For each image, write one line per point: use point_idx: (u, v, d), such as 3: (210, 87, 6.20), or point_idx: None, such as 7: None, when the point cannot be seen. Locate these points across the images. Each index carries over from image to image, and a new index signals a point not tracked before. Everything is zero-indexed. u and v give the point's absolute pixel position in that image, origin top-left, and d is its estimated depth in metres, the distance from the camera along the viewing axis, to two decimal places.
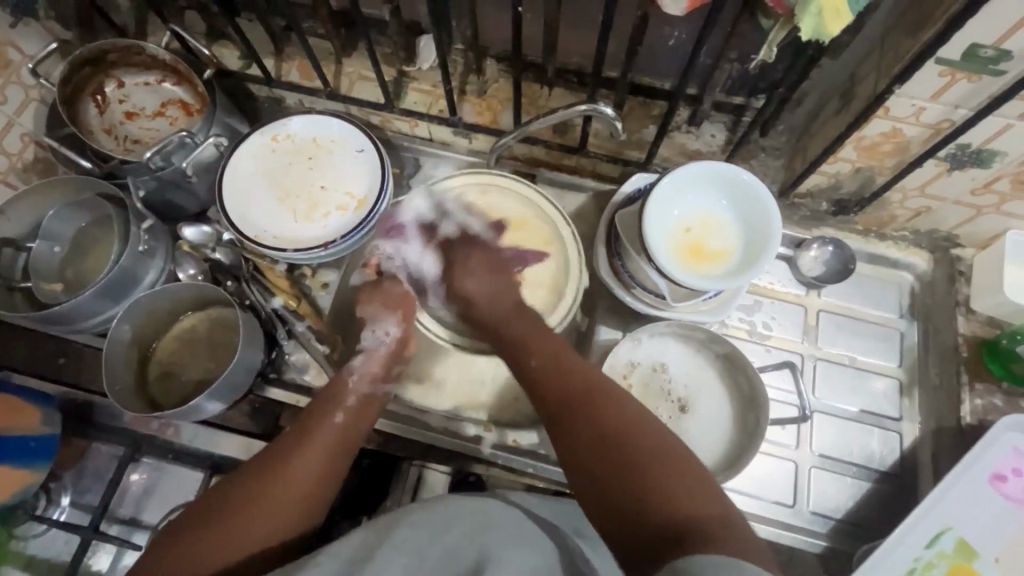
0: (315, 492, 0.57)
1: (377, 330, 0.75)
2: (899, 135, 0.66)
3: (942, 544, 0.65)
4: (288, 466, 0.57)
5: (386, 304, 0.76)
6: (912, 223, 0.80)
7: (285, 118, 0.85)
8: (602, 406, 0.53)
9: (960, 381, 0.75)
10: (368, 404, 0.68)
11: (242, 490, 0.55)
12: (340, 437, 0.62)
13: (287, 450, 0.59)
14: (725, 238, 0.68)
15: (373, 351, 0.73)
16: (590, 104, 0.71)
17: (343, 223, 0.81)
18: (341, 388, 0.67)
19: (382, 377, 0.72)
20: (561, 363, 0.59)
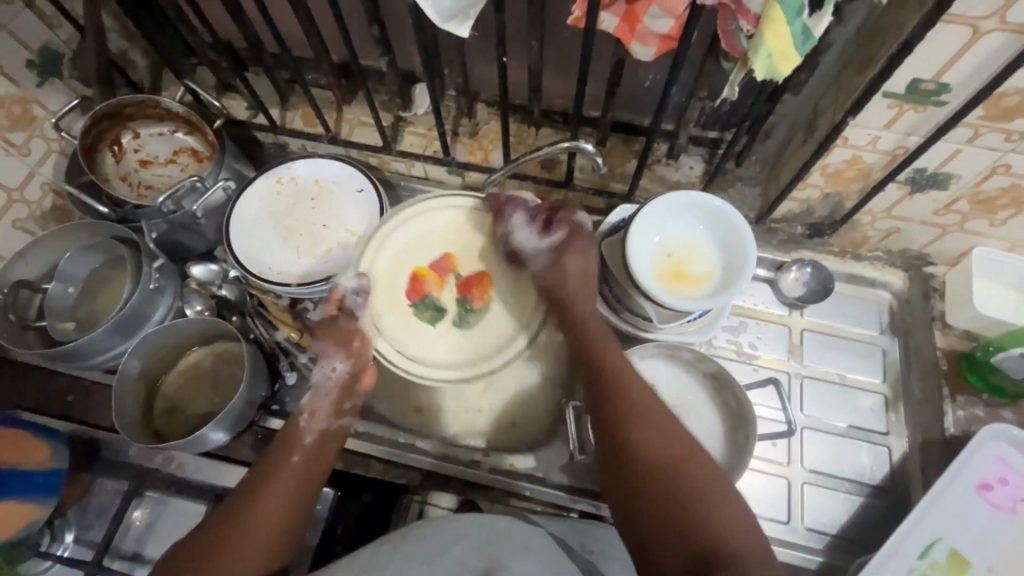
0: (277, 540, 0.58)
1: (324, 365, 0.70)
2: (860, 162, 0.71)
3: (934, 555, 0.66)
4: (245, 521, 0.57)
5: (336, 340, 0.71)
6: (884, 243, 0.84)
7: (289, 163, 0.90)
8: (658, 431, 0.56)
9: (942, 394, 0.79)
10: (329, 437, 0.66)
11: (204, 548, 0.56)
12: (302, 478, 0.62)
13: (248, 500, 0.59)
14: (705, 262, 0.72)
15: (322, 385, 0.69)
16: (572, 141, 0.76)
17: (343, 258, 0.86)
18: (296, 425, 0.65)
19: (336, 412, 0.68)
20: (618, 375, 0.63)
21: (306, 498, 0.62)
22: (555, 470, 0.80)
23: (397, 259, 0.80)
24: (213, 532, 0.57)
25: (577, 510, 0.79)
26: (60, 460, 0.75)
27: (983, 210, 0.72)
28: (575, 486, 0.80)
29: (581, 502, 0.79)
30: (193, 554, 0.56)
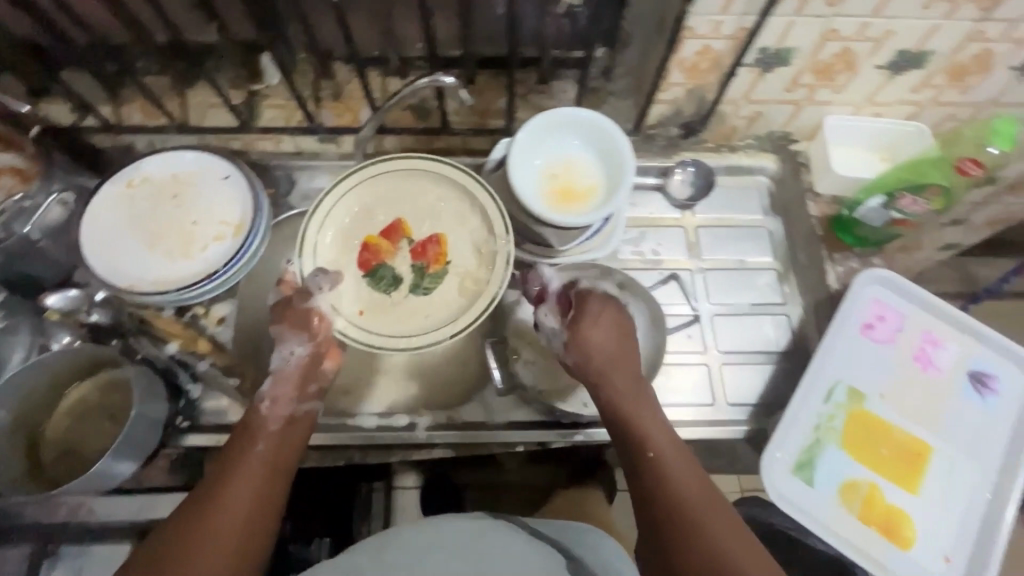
0: (255, 518, 0.53)
1: (282, 350, 0.65)
2: (710, 51, 0.73)
3: (837, 396, 0.72)
4: (214, 504, 0.52)
5: (293, 323, 0.65)
6: (752, 130, 0.89)
7: (136, 162, 0.82)
8: (701, 540, 0.52)
9: (821, 255, 0.86)
10: (298, 422, 0.62)
11: (177, 538, 0.50)
12: (276, 459, 0.58)
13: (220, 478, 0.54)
14: (589, 176, 0.73)
15: (283, 372, 0.64)
16: (430, 77, 0.73)
17: (222, 253, 0.80)
18: (256, 413, 0.61)
19: (301, 397, 0.64)
20: (652, 456, 0.57)
21: (279, 481, 0.57)
22: (493, 412, 0.80)
23: (353, 233, 0.74)
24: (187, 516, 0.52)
25: (521, 445, 0.79)
26: None
27: (824, 78, 0.78)
28: (513, 422, 0.79)
29: (523, 436, 0.78)
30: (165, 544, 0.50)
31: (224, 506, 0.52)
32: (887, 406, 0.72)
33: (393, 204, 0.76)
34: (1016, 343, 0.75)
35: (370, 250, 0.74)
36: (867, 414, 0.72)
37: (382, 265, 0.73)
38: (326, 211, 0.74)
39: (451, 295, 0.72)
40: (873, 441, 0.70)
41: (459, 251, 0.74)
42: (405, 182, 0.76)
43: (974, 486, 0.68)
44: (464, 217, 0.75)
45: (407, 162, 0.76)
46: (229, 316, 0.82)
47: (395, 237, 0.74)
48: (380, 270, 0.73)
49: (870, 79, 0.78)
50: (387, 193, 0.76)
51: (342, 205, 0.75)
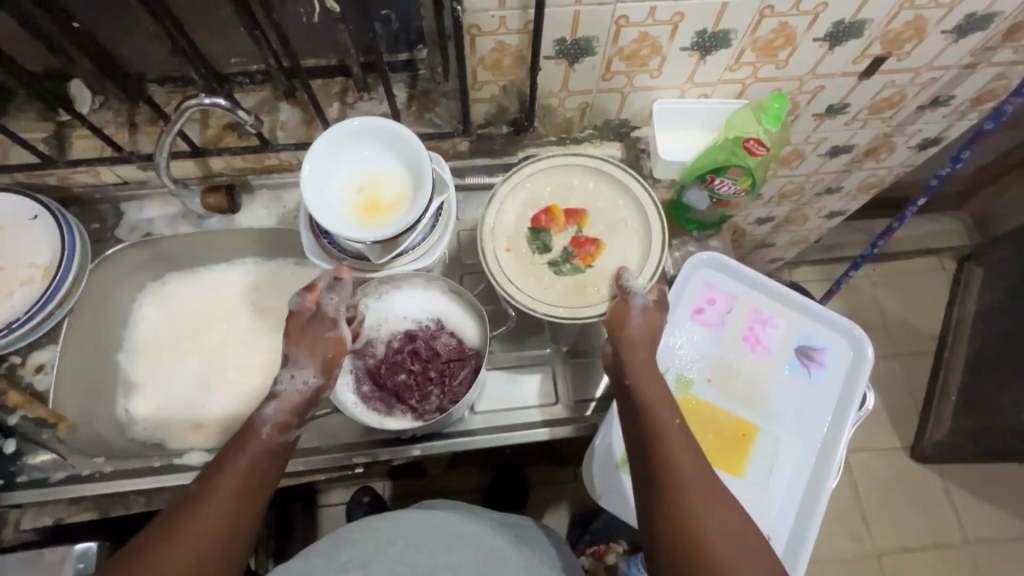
0: (228, 533, 0.56)
1: (295, 374, 0.67)
2: (506, 47, 0.71)
3: (665, 385, 0.72)
4: (191, 514, 0.55)
5: (311, 345, 0.68)
6: (587, 120, 0.88)
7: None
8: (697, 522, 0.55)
9: (660, 241, 0.85)
10: (278, 449, 0.63)
11: (149, 544, 0.53)
12: (254, 475, 0.60)
13: (204, 489, 0.57)
14: (394, 187, 0.71)
15: (287, 397, 0.66)
16: (198, 99, 0.69)
17: (29, 298, 0.76)
18: (252, 429, 0.62)
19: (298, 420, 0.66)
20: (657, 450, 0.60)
21: (254, 503, 0.59)
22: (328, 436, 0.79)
23: (522, 211, 0.79)
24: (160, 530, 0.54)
25: (357, 463, 0.76)
26: None
27: (636, 64, 0.76)
28: (349, 443, 0.78)
29: (357, 455, 0.76)
30: (153, 546, 0.53)
31: (197, 520, 0.55)
32: (712, 390, 0.72)
33: (569, 191, 0.79)
34: (843, 317, 0.75)
35: (548, 218, 0.78)
36: (695, 400, 0.72)
37: (545, 232, 0.77)
38: (503, 196, 0.78)
39: (628, 255, 0.75)
40: (698, 427, 0.70)
41: (610, 220, 0.78)
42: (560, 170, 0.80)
43: (797, 461, 0.70)
44: (623, 219, 0.77)
45: (582, 159, 0.79)
46: (48, 362, 0.78)
47: (570, 220, 0.78)
48: (538, 235, 0.77)
49: (680, 61, 0.77)
50: (373, 187, 0.71)
51: (506, 206, 0.78)
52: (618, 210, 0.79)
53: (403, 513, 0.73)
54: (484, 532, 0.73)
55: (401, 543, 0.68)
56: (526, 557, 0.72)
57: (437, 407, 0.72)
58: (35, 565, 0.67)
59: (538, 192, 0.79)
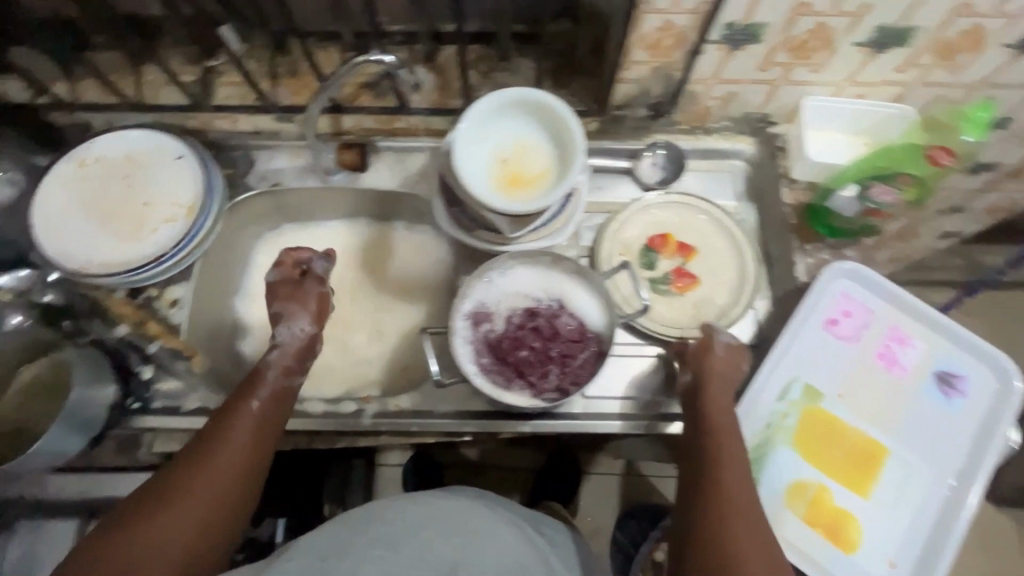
0: (247, 469, 0.59)
1: (292, 325, 0.71)
2: (672, 27, 0.68)
3: (793, 394, 0.70)
4: (208, 458, 0.58)
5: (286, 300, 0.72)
6: (726, 111, 0.84)
7: (90, 141, 0.81)
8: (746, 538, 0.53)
9: (791, 246, 0.81)
10: (284, 397, 0.67)
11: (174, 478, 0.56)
12: (267, 422, 0.64)
13: (224, 434, 0.60)
14: (539, 161, 0.70)
15: (288, 345, 0.70)
16: (368, 55, 0.71)
17: (172, 234, 0.79)
18: (257, 374, 0.67)
19: (295, 370, 0.70)
20: (716, 460, 0.59)
21: (264, 450, 0.62)
22: (440, 401, 0.77)
23: (642, 229, 0.85)
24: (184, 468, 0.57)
25: (468, 433, 0.76)
26: None
27: (800, 57, 0.72)
28: (462, 411, 0.76)
29: (470, 425, 0.75)
30: (171, 479, 0.56)
31: (219, 460, 0.58)
32: (843, 405, 0.70)
33: (689, 228, 0.86)
34: (988, 342, 0.71)
35: (662, 243, 0.84)
36: (824, 413, 0.69)
37: (656, 253, 0.83)
38: (621, 222, 0.84)
39: (723, 297, 0.81)
40: (827, 442, 0.68)
41: (713, 261, 0.84)
42: (684, 209, 0.86)
43: (930, 485, 0.67)
44: (724, 265, 0.83)
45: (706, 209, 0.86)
46: (183, 298, 0.81)
47: (681, 252, 0.84)
48: (649, 253, 0.83)
49: (848, 57, 0.72)
50: (518, 161, 0.70)
51: (626, 221, 0.85)
52: (721, 251, 0.84)
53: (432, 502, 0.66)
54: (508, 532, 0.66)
55: (430, 529, 0.60)
56: (540, 550, 0.66)
57: (557, 387, 0.71)
58: None
59: (647, 223, 0.85)
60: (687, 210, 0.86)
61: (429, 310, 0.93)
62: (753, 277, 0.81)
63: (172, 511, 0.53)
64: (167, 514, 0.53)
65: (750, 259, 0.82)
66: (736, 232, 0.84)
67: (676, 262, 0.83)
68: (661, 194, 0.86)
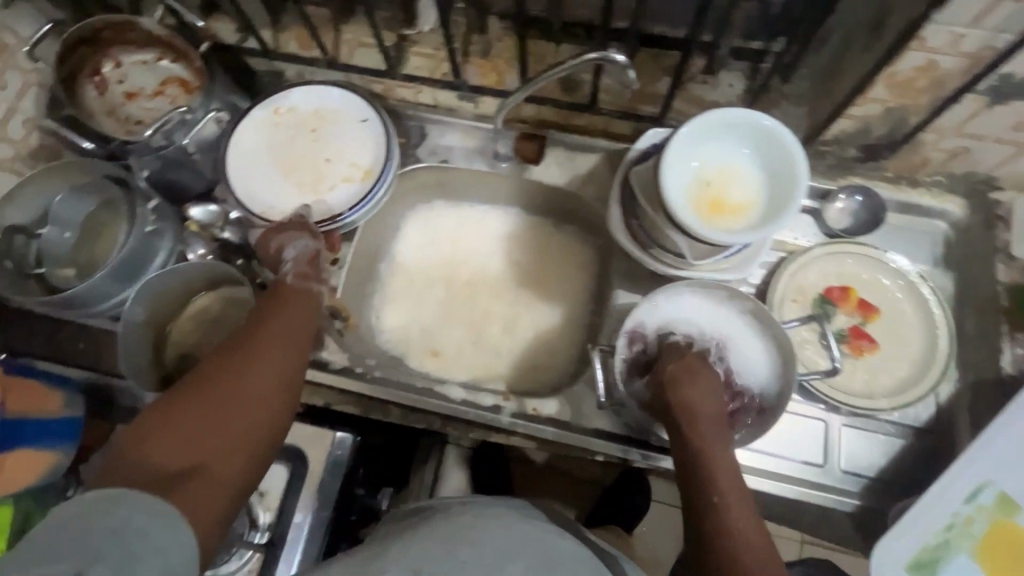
0: (283, 367, 0.58)
1: (294, 247, 0.71)
2: (934, 68, 0.61)
3: (982, 499, 0.61)
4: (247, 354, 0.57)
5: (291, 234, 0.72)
6: (946, 166, 0.75)
7: (286, 91, 0.83)
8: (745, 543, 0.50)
9: (999, 331, 0.72)
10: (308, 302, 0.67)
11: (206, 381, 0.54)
12: (291, 330, 0.62)
13: (252, 341, 0.59)
14: (747, 191, 0.65)
15: (298, 259, 0.71)
16: (600, 52, 0.66)
17: (348, 194, 0.81)
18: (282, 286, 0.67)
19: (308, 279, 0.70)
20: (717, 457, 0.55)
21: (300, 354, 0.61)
22: (579, 415, 0.76)
23: (823, 278, 0.78)
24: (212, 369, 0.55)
25: (601, 455, 0.75)
26: (74, 407, 0.71)
27: None
28: (600, 431, 0.75)
29: (606, 447, 0.74)
30: (196, 378, 0.55)
31: (249, 362, 0.57)
32: None
33: (876, 287, 0.77)
34: None
35: (845, 297, 0.77)
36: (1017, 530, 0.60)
37: (833, 307, 0.77)
38: (800, 267, 0.78)
39: (902, 371, 0.74)
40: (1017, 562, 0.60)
41: (898, 328, 0.76)
42: (874, 265, 0.78)
43: None
44: (906, 338, 0.75)
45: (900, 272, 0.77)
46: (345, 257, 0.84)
47: (863, 311, 0.76)
48: (825, 305, 0.77)
49: None
50: (724, 186, 0.65)
51: (807, 266, 0.78)
52: (908, 320, 0.76)
53: (508, 521, 0.56)
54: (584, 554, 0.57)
55: (518, 562, 0.50)
56: None
57: None
58: (304, 439, 0.74)
59: (830, 271, 0.78)
60: (877, 267, 0.78)
61: (569, 313, 0.88)
62: (942, 359, 0.73)
63: (194, 408, 0.52)
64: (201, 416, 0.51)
65: (944, 336, 0.74)
66: (932, 301, 0.75)
67: (854, 321, 0.76)
68: (850, 239, 0.78)
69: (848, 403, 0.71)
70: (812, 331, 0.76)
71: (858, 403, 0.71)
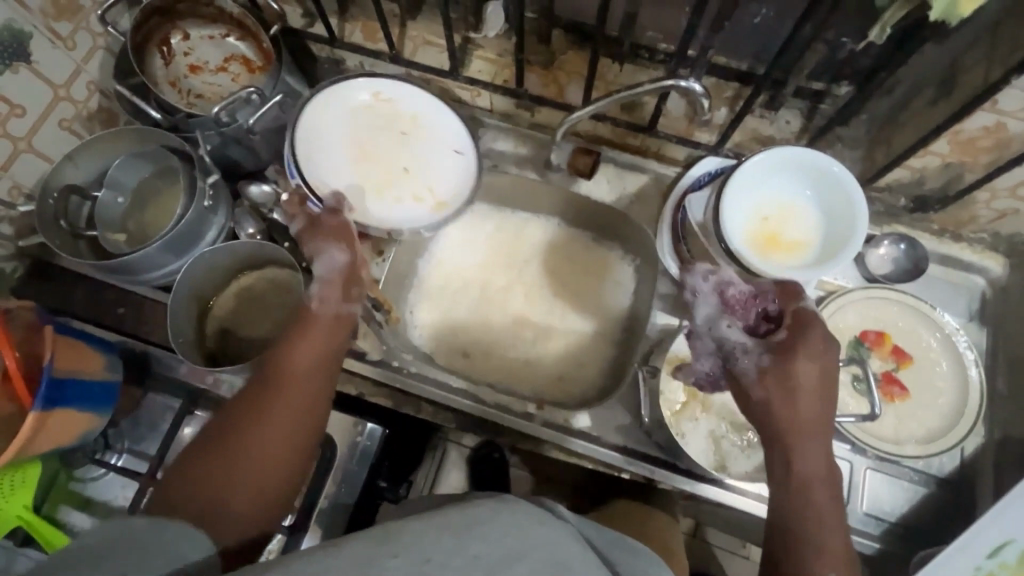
0: (305, 411, 0.59)
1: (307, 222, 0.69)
2: (1001, 130, 0.62)
3: (1005, 555, 0.62)
4: (271, 398, 0.58)
5: (333, 235, 0.67)
6: (993, 225, 0.76)
7: (396, 82, 0.81)
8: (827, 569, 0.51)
9: None
10: (340, 322, 0.64)
11: (235, 420, 0.57)
12: (314, 368, 0.60)
13: (274, 382, 0.59)
14: (803, 230, 0.66)
15: (328, 274, 0.65)
16: (676, 80, 0.67)
17: (411, 212, 0.79)
18: (306, 312, 0.63)
19: (348, 297, 0.65)
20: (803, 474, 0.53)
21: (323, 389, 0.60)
22: (609, 431, 0.77)
23: (862, 320, 0.79)
24: (242, 407, 0.58)
25: (628, 472, 0.76)
26: (114, 371, 0.72)
27: None
28: (628, 448, 0.76)
29: (633, 464, 0.76)
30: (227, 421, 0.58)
31: (274, 408, 0.57)
32: None
33: (913, 335, 0.78)
34: None
35: (880, 342, 0.78)
36: None
37: (868, 350, 0.78)
38: (838, 308, 0.79)
39: (931, 422, 0.75)
40: None
41: (931, 378, 0.77)
42: (914, 313, 0.78)
43: None
44: (936, 389, 0.76)
45: (938, 322, 0.77)
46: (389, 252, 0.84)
47: (897, 357, 0.77)
48: (860, 348, 0.78)
49: None
50: (780, 222, 0.66)
51: (846, 306, 0.79)
52: (940, 371, 0.77)
53: (517, 508, 0.43)
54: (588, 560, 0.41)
55: (527, 562, 0.38)
56: None
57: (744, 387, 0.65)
58: (335, 425, 0.75)
59: (870, 315, 0.79)
60: (919, 317, 0.78)
61: (604, 326, 0.87)
62: (974, 415, 0.73)
63: (222, 455, 0.56)
64: (228, 460, 0.55)
65: (976, 391, 0.75)
66: (968, 355, 0.76)
67: (888, 365, 0.77)
68: (889, 287, 0.79)
69: (877, 447, 0.72)
70: (844, 372, 0.77)
71: (887, 449, 0.72)
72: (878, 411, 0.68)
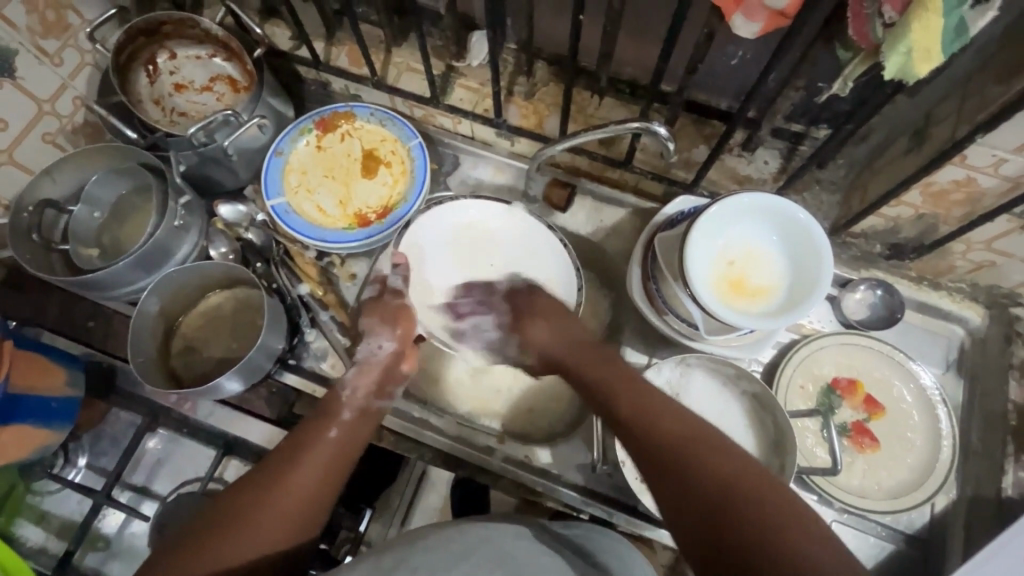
0: (322, 485, 0.57)
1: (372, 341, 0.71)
2: (971, 184, 0.61)
3: None
4: (284, 475, 0.56)
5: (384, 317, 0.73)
6: (971, 276, 0.75)
7: (414, 137, 0.83)
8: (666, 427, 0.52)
9: (1005, 451, 0.70)
10: (368, 417, 0.65)
11: (238, 504, 0.54)
12: (340, 449, 0.60)
13: (291, 458, 0.57)
14: (768, 276, 0.65)
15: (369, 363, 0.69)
16: (642, 122, 0.68)
17: (364, 233, 0.80)
18: (338, 399, 0.65)
19: (380, 393, 0.68)
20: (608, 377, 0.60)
21: (345, 467, 0.60)
22: (571, 469, 0.77)
23: (835, 368, 0.77)
24: (253, 487, 0.55)
25: (586, 513, 0.75)
26: (76, 387, 0.73)
27: None
28: (587, 488, 0.76)
29: (591, 506, 0.74)
30: (229, 504, 0.54)
31: (289, 479, 0.55)
32: None
33: (885, 386, 0.76)
34: None
35: (854, 392, 0.76)
36: None
37: (839, 398, 0.76)
38: (807, 355, 0.77)
39: (899, 476, 0.73)
40: None
41: (901, 430, 0.75)
42: (887, 364, 0.77)
43: None
44: (907, 443, 0.74)
45: (910, 373, 0.76)
46: (360, 275, 0.84)
47: (871, 407, 0.76)
48: (831, 395, 0.76)
49: None
50: (746, 269, 0.66)
51: (819, 353, 0.77)
52: (911, 425, 0.75)
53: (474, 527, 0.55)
54: (537, 552, 0.54)
55: (473, 562, 0.49)
56: None
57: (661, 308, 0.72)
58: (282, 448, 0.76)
59: (841, 361, 0.77)
60: (891, 368, 0.77)
61: None
62: (943, 472, 0.72)
63: (234, 529, 0.52)
64: (230, 542, 0.51)
65: (948, 446, 0.73)
66: (940, 408, 0.74)
67: (860, 414, 0.76)
68: (861, 333, 0.77)
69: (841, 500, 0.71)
70: (811, 419, 0.75)
71: (848, 501, 0.71)
72: (839, 465, 0.67)
